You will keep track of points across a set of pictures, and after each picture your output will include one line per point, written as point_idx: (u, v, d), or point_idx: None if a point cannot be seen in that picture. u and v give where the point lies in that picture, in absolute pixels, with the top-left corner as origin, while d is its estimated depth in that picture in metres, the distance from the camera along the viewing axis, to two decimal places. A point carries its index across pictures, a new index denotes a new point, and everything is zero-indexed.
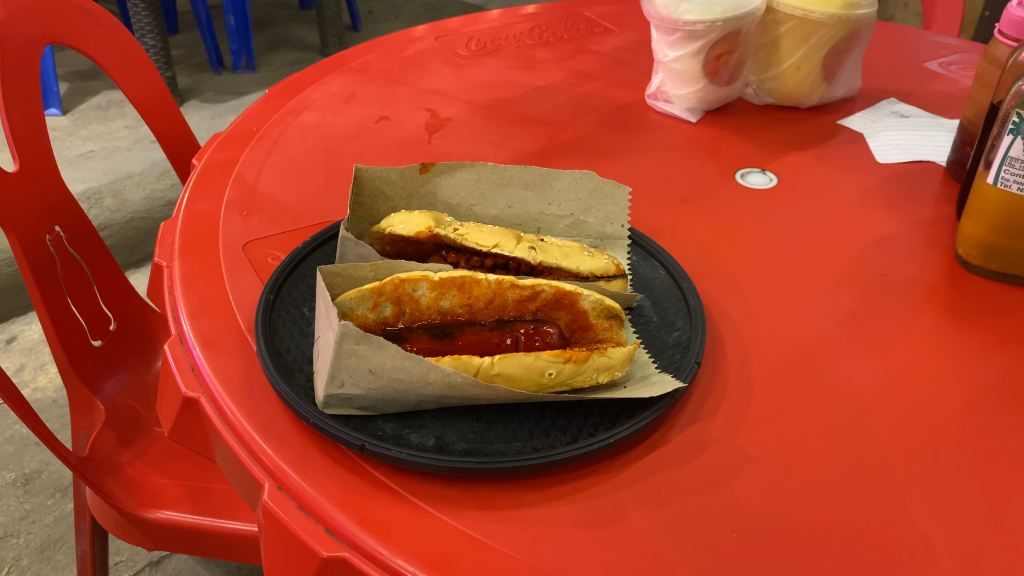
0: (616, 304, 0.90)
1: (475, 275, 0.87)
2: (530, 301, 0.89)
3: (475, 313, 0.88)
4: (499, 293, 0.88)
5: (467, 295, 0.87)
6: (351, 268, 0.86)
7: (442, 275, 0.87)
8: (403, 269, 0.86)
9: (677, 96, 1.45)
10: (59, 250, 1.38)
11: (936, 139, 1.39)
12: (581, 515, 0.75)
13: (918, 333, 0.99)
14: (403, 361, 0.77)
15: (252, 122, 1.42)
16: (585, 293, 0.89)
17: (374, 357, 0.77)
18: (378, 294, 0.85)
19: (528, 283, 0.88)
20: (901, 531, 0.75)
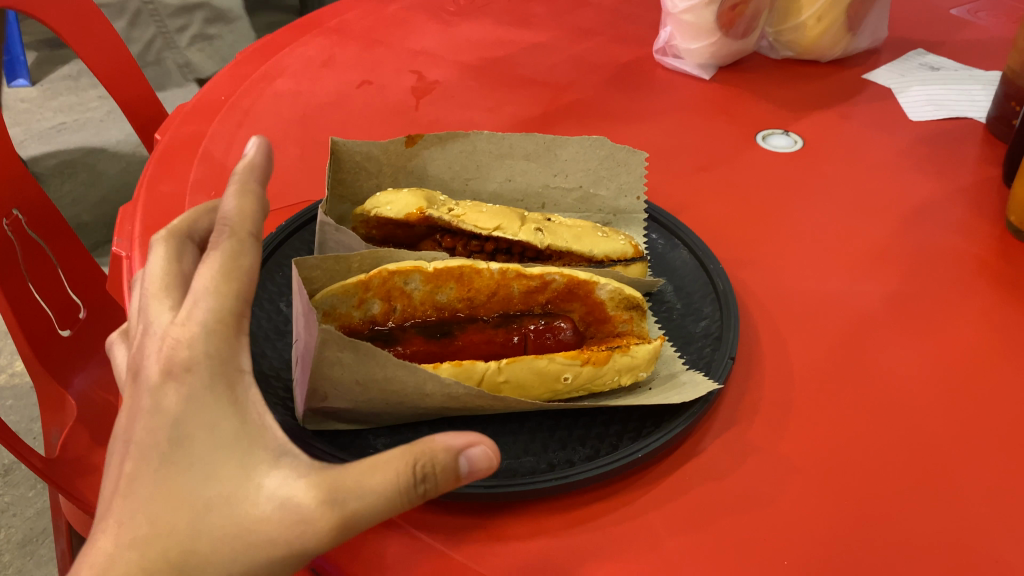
0: (637, 294, 0.79)
1: (475, 264, 0.77)
2: (539, 293, 0.78)
3: (476, 308, 0.78)
4: (502, 284, 0.77)
5: (467, 287, 0.77)
6: (332, 260, 0.75)
7: (438, 266, 0.77)
8: (393, 261, 0.76)
9: (688, 51, 1.32)
10: (17, 234, 1.23)
11: (973, 92, 1.27)
12: (607, 546, 0.65)
13: (971, 314, 0.89)
14: (397, 369, 0.66)
15: (221, 90, 1.29)
16: (602, 282, 0.79)
17: (361, 365, 0.65)
18: (364, 289, 0.75)
19: (536, 272, 0.78)
20: (975, 551, 0.65)
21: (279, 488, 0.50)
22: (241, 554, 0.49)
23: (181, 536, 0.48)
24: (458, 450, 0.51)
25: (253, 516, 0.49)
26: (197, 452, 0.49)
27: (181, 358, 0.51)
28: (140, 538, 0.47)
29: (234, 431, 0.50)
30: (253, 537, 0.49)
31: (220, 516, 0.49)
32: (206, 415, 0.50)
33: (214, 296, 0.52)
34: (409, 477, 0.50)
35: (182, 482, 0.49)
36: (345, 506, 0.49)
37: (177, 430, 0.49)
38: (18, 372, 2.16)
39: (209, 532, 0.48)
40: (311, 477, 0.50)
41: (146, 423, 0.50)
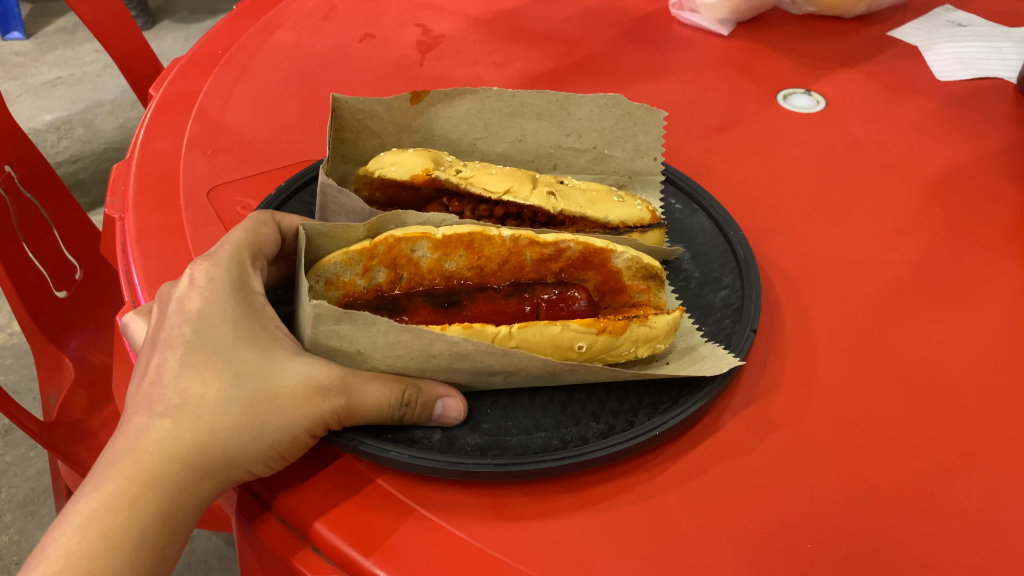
0: (656, 263, 0.76)
1: (487, 231, 0.73)
2: (553, 261, 0.75)
3: (487, 277, 0.74)
4: (514, 253, 0.74)
5: (476, 255, 0.73)
6: (336, 230, 0.71)
7: (446, 233, 0.74)
8: (401, 228, 0.73)
9: (705, 6, 1.27)
10: (11, 193, 1.17)
11: (1003, 51, 1.22)
12: (622, 527, 0.61)
13: (1001, 283, 0.85)
14: (400, 335, 0.62)
15: (218, 44, 1.24)
16: (619, 249, 0.76)
17: (360, 335, 0.63)
18: (369, 256, 0.72)
19: (550, 239, 0.75)
20: (1010, 537, 0.62)
21: (298, 371, 0.61)
22: (264, 417, 0.59)
23: (210, 400, 0.59)
24: (437, 396, 0.64)
25: (272, 386, 0.60)
26: (220, 338, 0.61)
27: (206, 275, 0.65)
28: (173, 404, 0.59)
29: (252, 328, 0.62)
30: (273, 404, 0.59)
31: (242, 386, 0.59)
32: (229, 314, 0.63)
33: (235, 241, 0.69)
34: (399, 398, 0.61)
35: (207, 361, 0.60)
36: (350, 395, 0.60)
37: (202, 324, 0.62)
38: (17, 331, 2.13)
39: (233, 400, 0.59)
40: (324, 366, 0.61)
41: (174, 321, 0.63)
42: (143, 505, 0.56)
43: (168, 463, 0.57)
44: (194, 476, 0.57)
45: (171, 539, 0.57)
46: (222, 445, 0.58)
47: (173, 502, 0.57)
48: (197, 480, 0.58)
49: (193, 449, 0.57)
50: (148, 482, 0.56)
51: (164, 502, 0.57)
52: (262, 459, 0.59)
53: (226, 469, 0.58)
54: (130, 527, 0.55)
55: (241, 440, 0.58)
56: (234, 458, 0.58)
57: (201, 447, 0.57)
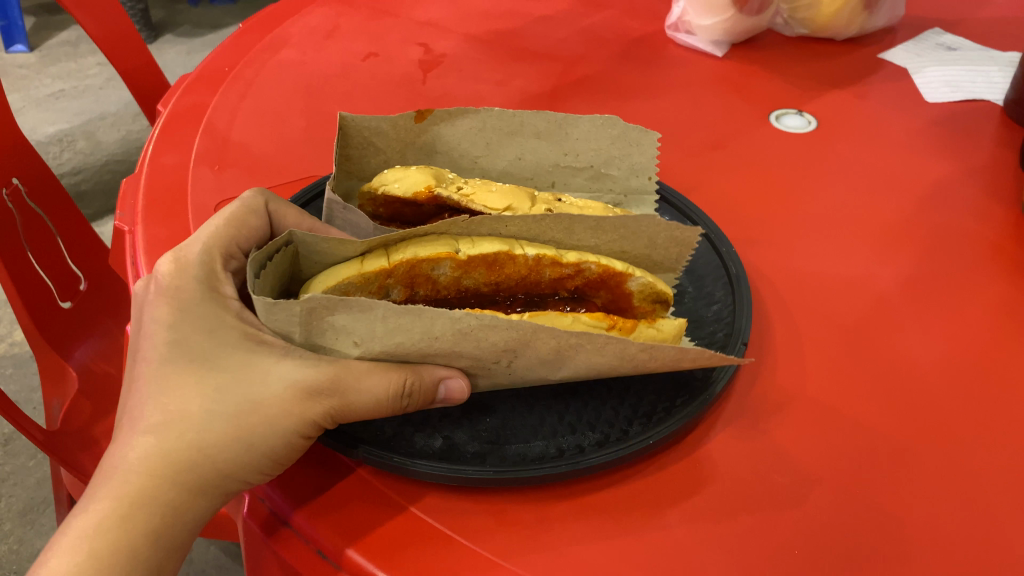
0: (668, 291, 0.79)
1: (511, 251, 0.74)
2: (570, 279, 0.78)
3: (500, 287, 0.76)
4: (534, 270, 0.76)
5: (496, 273, 0.75)
6: (337, 243, 0.70)
7: (468, 252, 0.74)
8: (422, 248, 0.72)
9: (700, 27, 1.30)
10: (18, 204, 1.19)
11: (989, 73, 1.25)
12: (615, 531, 0.64)
13: (985, 299, 0.87)
14: (399, 317, 0.61)
15: (225, 60, 1.27)
16: (636, 274, 0.79)
17: (357, 323, 0.62)
18: (386, 276, 0.72)
19: (570, 261, 0.76)
20: (988, 543, 0.64)
21: (283, 374, 0.63)
22: (251, 427, 0.62)
23: (194, 414, 0.62)
24: (440, 379, 0.66)
25: (256, 394, 0.62)
26: (201, 353, 0.65)
27: (183, 292, 0.69)
28: (158, 422, 0.62)
29: (234, 336, 0.65)
30: (258, 411, 0.62)
31: (226, 397, 0.62)
32: (206, 325, 0.66)
33: (204, 247, 0.72)
34: (400, 388, 0.63)
35: (190, 377, 0.64)
36: (343, 396, 0.62)
37: (181, 342, 0.65)
38: (18, 341, 2.14)
39: (216, 412, 0.62)
40: (313, 367, 0.63)
41: (152, 336, 0.66)
42: (139, 523, 0.60)
43: (157, 478, 0.61)
44: (187, 487, 0.61)
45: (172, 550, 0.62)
46: (209, 456, 0.61)
47: (167, 514, 0.61)
48: (189, 494, 0.61)
49: (181, 466, 0.61)
50: (140, 497, 0.60)
51: (158, 514, 0.60)
52: (255, 466, 0.62)
53: (217, 478, 0.62)
54: (129, 543, 0.60)
55: (228, 449, 0.61)
56: (223, 465, 0.62)
57: (189, 463, 0.61)
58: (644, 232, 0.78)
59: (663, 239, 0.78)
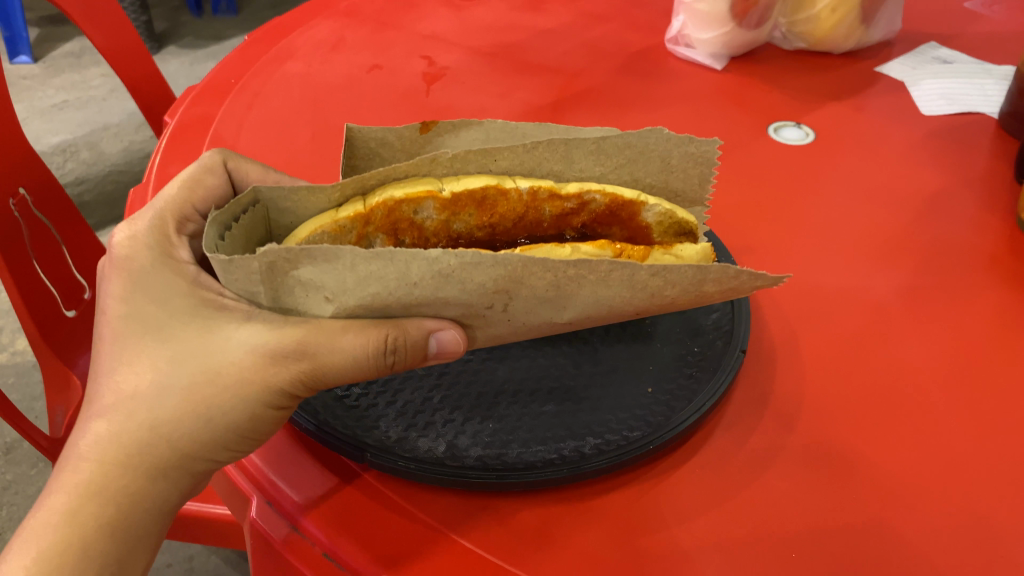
0: (688, 219, 0.84)
1: (501, 187, 0.79)
2: (576, 214, 0.82)
3: (497, 227, 0.81)
4: (531, 207, 0.80)
5: (487, 211, 0.79)
6: (305, 192, 0.73)
7: (454, 190, 0.78)
8: (400, 190, 0.76)
9: (700, 40, 1.32)
10: (25, 214, 1.19)
11: (985, 87, 1.27)
12: (616, 534, 0.65)
13: (979, 307, 0.89)
14: (370, 263, 0.59)
15: (231, 72, 1.29)
16: (650, 203, 0.83)
17: (327, 275, 0.61)
18: (367, 223, 0.75)
19: (569, 194, 0.81)
20: (981, 546, 0.65)
21: (241, 342, 0.64)
22: (208, 400, 0.63)
23: (146, 391, 0.64)
24: (429, 332, 0.66)
25: (209, 363, 0.64)
26: (152, 322, 0.66)
27: (136, 259, 0.70)
28: (111, 402, 0.64)
29: (185, 303, 0.66)
30: (214, 383, 0.64)
31: (178, 370, 0.64)
32: (158, 296, 0.67)
33: (156, 217, 0.74)
34: (382, 345, 0.63)
35: (141, 348, 0.65)
36: (315, 358, 0.62)
37: (132, 312, 0.67)
38: (20, 350, 2.16)
39: (171, 389, 0.64)
40: (279, 330, 0.63)
41: (105, 311, 0.68)
42: (100, 502, 0.63)
43: (111, 465, 0.63)
44: (143, 472, 0.64)
45: (135, 532, 0.65)
46: (164, 436, 0.63)
47: (124, 498, 0.63)
48: (148, 474, 0.64)
49: (137, 446, 0.63)
50: (95, 486, 0.63)
51: (116, 501, 0.63)
52: (214, 441, 0.65)
53: (172, 458, 0.64)
54: (92, 522, 0.63)
55: (184, 426, 0.64)
56: (178, 444, 0.64)
57: (145, 442, 0.63)
58: (656, 150, 0.81)
59: (680, 157, 0.82)
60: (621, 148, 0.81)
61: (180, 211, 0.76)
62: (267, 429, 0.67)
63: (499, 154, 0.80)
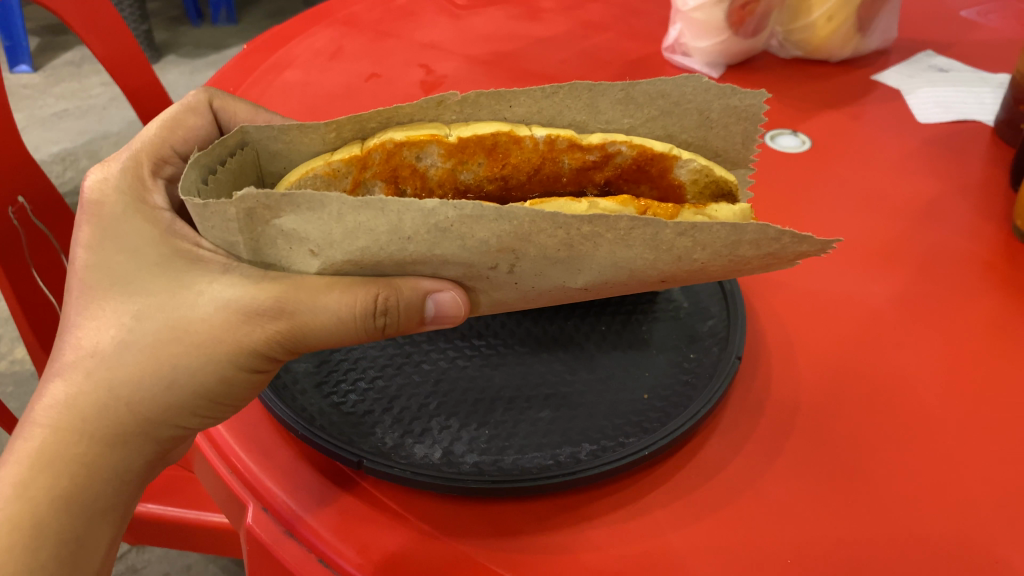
0: (727, 177, 0.82)
1: (514, 134, 0.78)
2: (598, 169, 0.81)
3: (512, 179, 0.80)
4: (547, 158, 0.79)
5: (499, 161, 0.78)
6: (297, 130, 0.76)
7: (461, 136, 0.77)
8: (402, 134, 0.76)
9: (697, 49, 1.32)
10: (25, 223, 1.18)
11: (981, 95, 1.27)
12: (611, 540, 0.65)
13: (975, 314, 0.89)
14: (357, 213, 0.61)
15: (230, 81, 1.29)
16: (687, 159, 0.81)
17: (309, 224, 0.62)
18: (364, 165, 0.76)
19: (593, 145, 0.79)
20: (978, 553, 0.65)
21: (212, 297, 0.65)
22: (173, 357, 0.65)
23: (107, 349, 0.65)
24: (425, 293, 0.68)
25: (174, 319, 0.65)
26: (120, 276, 0.68)
27: (106, 207, 0.72)
28: (77, 359, 0.66)
29: (153, 257, 0.68)
30: (180, 340, 0.65)
31: (141, 327, 0.65)
32: (128, 248, 0.69)
33: (129, 164, 0.76)
34: (371, 304, 0.65)
35: (107, 304, 0.67)
36: (294, 317, 0.65)
37: (101, 264, 0.69)
38: (19, 359, 2.15)
39: (134, 348, 0.65)
40: (254, 288, 0.65)
41: (77, 265, 0.70)
42: (62, 460, 0.65)
43: (68, 430, 0.65)
44: (103, 438, 0.65)
45: (96, 498, 0.66)
46: (123, 398, 0.65)
47: (82, 465, 0.65)
48: (111, 436, 0.65)
49: (100, 406, 0.65)
50: (53, 452, 0.65)
51: (74, 469, 0.65)
52: (177, 406, 0.66)
53: (132, 422, 0.66)
54: (54, 480, 0.65)
55: (148, 384, 0.65)
56: (137, 408, 0.65)
57: (107, 401, 0.65)
58: (692, 100, 0.81)
59: (720, 109, 0.82)
60: (654, 98, 0.81)
61: (158, 153, 0.78)
62: (233, 391, 0.68)
63: (514, 99, 0.79)
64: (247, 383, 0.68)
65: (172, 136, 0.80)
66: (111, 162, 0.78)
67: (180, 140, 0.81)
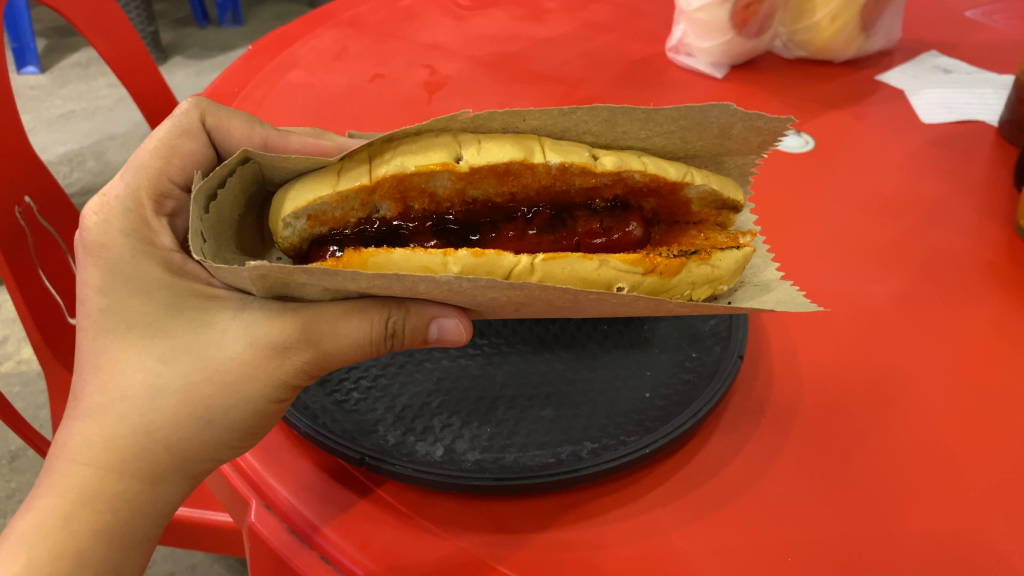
0: (734, 197, 0.87)
1: (529, 160, 0.75)
2: (609, 186, 0.81)
3: (521, 192, 0.79)
4: (559, 180, 0.79)
5: (509, 183, 0.78)
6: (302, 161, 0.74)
7: (473, 161, 0.75)
8: (412, 162, 0.74)
9: (700, 49, 1.32)
10: (31, 223, 1.18)
11: (985, 96, 1.27)
12: (612, 537, 0.65)
13: (978, 314, 0.89)
14: (372, 283, 0.61)
15: (235, 81, 1.30)
16: (695, 185, 0.84)
17: (321, 281, 0.62)
18: (370, 189, 0.75)
19: (603, 170, 0.79)
20: (979, 553, 0.65)
21: (239, 338, 0.67)
22: (205, 399, 0.66)
23: (138, 391, 0.65)
24: (432, 319, 0.70)
25: (207, 361, 0.66)
26: (141, 318, 0.67)
27: (113, 248, 0.69)
28: (105, 402, 0.65)
29: (172, 297, 0.67)
30: (212, 381, 0.66)
31: (174, 369, 0.66)
32: (142, 288, 0.68)
33: (130, 195, 0.74)
34: (383, 329, 0.68)
35: (133, 345, 0.66)
36: (318, 348, 0.67)
37: (114, 304, 0.67)
38: (25, 359, 2.16)
39: (166, 391, 0.65)
40: (274, 325, 0.67)
41: (88, 303, 0.68)
42: (98, 504, 0.64)
43: (105, 468, 0.64)
44: (141, 475, 0.65)
45: (134, 532, 0.66)
46: (161, 439, 0.65)
47: (120, 503, 0.65)
48: (146, 476, 0.66)
49: (135, 450, 0.65)
50: (90, 491, 0.64)
51: (114, 508, 0.65)
52: (211, 443, 0.67)
53: (169, 461, 0.66)
54: (91, 522, 0.64)
55: (181, 426, 0.66)
56: (176, 447, 0.66)
57: (142, 445, 0.65)
58: (719, 122, 0.79)
59: (742, 129, 0.80)
60: (676, 118, 0.78)
61: (157, 188, 0.75)
62: (265, 423, 0.69)
63: (529, 115, 0.76)
64: (276, 414, 0.69)
65: (169, 166, 0.77)
66: (106, 192, 0.75)
67: (178, 169, 0.78)
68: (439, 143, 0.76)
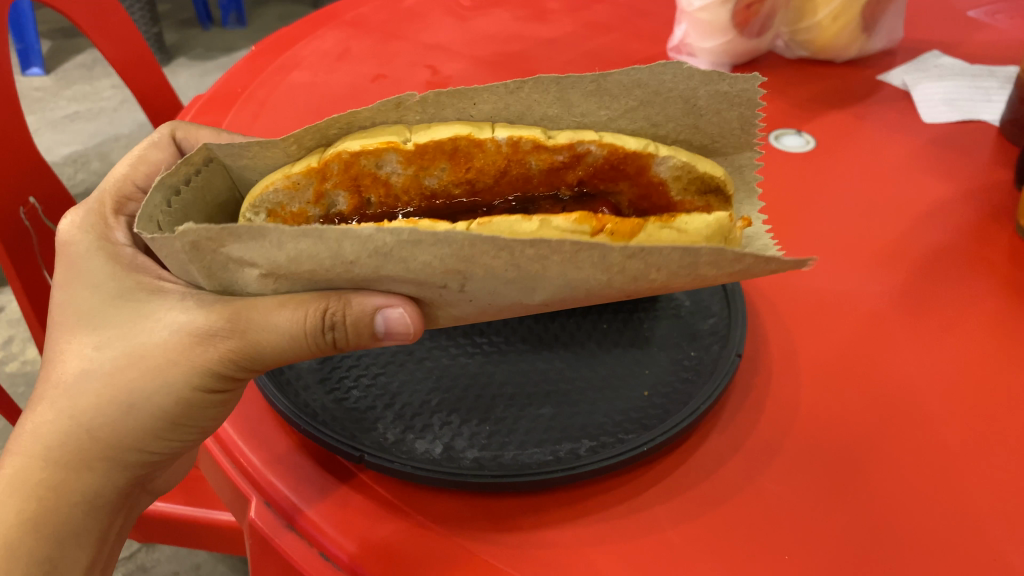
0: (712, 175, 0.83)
1: (477, 138, 0.77)
2: (570, 167, 0.81)
3: (478, 180, 0.80)
4: (513, 160, 0.79)
5: (463, 165, 0.78)
6: (259, 147, 0.77)
7: (420, 142, 0.77)
8: (359, 142, 0.76)
9: (701, 50, 1.32)
10: (35, 224, 1.18)
11: (986, 95, 1.27)
12: (610, 535, 0.65)
13: (978, 313, 0.89)
14: (297, 241, 0.60)
15: (238, 82, 1.30)
16: (664, 157, 0.81)
17: (251, 248, 0.61)
18: (325, 175, 0.77)
19: (557, 146, 0.79)
20: (977, 552, 0.65)
21: (168, 324, 0.67)
22: (128, 383, 0.66)
23: (70, 378, 0.67)
24: (376, 309, 0.65)
25: (137, 346, 0.67)
26: (83, 309, 0.69)
27: (74, 245, 0.73)
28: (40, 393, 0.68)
29: (111, 287, 0.69)
30: (138, 367, 0.66)
31: (103, 356, 0.67)
32: (88, 279, 0.70)
33: (95, 202, 0.78)
34: (319, 320, 0.64)
35: (73, 336, 0.68)
36: (242, 332, 0.65)
37: (63, 296, 0.70)
38: (30, 359, 2.17)
39: (92, 378, 0.66)
40: (204, 311, 0.66)
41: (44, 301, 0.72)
42: (25, 492, 0.66)
43: (33, 456, 0.66)
44: (69, 463, 0.67)
45: (67, 524, 0.67)
46: (84, 425, 0.66)
47: (45, 492, 0.66)
48: (74, 463, 0.67)
49: (60, 436, 0.66)
50: (18, 480, 0.66)
51: (40, 495, 0.66)
52: (139, 432, 0.68)
53: (95, 449, 0.67)
54: (17, 509, 0.65)
55: (104, 412, 0.66)
56: (100, 434, 0.67)
57: (69, 431, 0.66)
58: (673, 89, 0.79)
59: (707, 95, 0.79)
60: (629, 88, 0.79)
61: (122, 191, 0.80)
62: (195, 414, 0.69)
63: (477, 96, 0.78)
64: (207, 404, 0.69)
65: (135, 173, 0.82)
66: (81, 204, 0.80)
67: (142, 174, 0.82)
68: (390, 129, 0.78)
